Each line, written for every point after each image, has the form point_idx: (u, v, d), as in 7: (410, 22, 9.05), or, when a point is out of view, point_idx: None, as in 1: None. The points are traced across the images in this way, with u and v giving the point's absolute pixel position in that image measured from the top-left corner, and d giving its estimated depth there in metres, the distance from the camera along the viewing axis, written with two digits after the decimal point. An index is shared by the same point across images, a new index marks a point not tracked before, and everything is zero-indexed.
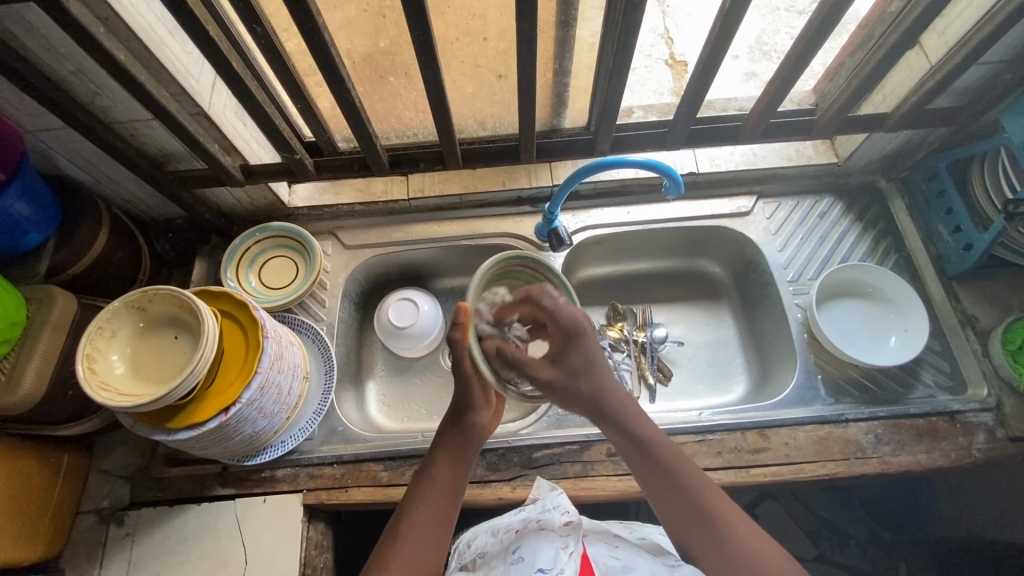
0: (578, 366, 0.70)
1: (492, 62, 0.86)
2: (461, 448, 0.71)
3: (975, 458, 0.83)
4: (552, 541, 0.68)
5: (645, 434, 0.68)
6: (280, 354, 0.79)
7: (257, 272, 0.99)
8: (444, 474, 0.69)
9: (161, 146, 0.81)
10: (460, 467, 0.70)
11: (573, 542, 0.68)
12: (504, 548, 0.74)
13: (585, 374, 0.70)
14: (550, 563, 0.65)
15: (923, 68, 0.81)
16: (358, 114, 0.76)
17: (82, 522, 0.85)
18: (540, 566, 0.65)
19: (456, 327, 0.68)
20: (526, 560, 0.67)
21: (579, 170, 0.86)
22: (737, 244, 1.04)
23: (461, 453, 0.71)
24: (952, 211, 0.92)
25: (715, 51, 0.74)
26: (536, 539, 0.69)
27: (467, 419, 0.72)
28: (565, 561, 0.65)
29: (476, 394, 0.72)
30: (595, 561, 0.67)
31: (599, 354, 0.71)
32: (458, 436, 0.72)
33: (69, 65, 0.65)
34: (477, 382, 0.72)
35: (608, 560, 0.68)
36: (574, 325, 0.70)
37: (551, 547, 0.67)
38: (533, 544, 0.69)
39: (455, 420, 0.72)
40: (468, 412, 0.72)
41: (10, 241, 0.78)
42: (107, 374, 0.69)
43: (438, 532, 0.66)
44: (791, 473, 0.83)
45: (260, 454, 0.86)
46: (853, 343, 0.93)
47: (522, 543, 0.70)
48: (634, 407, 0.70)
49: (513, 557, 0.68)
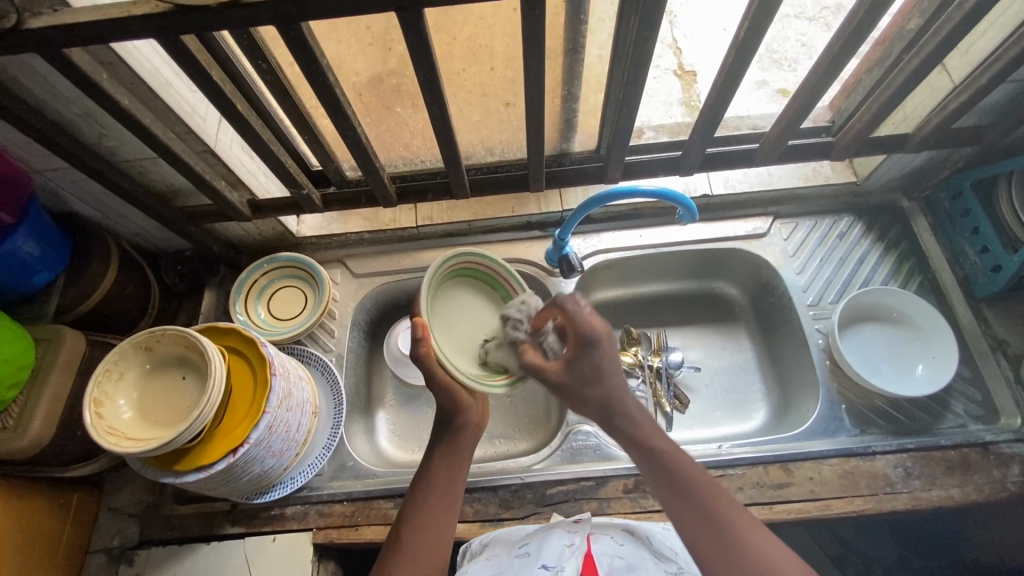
0: (588, 373, 0.66)
1: (499, 90, 0.85)
2: (456, 450, 0.69)
3: (1010, 492, 0.79)
4: (558, 538, 0.68)
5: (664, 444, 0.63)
6: (288, 390, 0.78)
7: (266, 303, 0.98)
8: (442, 480, 0.66)
9: (169, 182, 0.81)
10: (457, 471, 0.67)
11: (578, 540, 0.67)
12: (512, 543, 0.71)
13: (601, 383, 0.66)
14: (553, 559, 0.63)
15: (945, 87, 0.79)
16: (364, 148, 0.75)
17: (92, 562, 0.84)
18: (544, 561, 0.63)
19: (418, 343, 0.65)
20: (531, 553, 0.66)
21: (589, 200, 0.84)
22: (753, 266, 1.01)
23: (457, 457, 0.69)
24: (979, 230, 0.88)
25: (730, 76, 0.72)
26: (544, 535, 0.70)
27: (456, 421, 0.70)
28: (569, 556, 0.63)
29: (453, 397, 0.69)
30: (598, 557, 0.64)
31: (617, 366, 0.66)
32: (449, 442, 0.69)
33: (75, 108, 0.65)
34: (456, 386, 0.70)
35: (612, 559, 0.64)
36: (593, 336, 0.66)
37: (557, 543, 0.66)
38: (540, 540, 0.69)
39: (444, 422, 0.70)
40: (453, 415, 0.70)
41: (18, 281, 0.77)
42: (114, 418, 0.68)
43: (441, 530, 0.63)
44: (816, 509, 0.80)
45: (271, 492, 0.84)
46: (878, 368, 0.90)
47: (531, 541, 0.70)
48: (653, 424, 0.66)
49: (519, 552, 0.68)
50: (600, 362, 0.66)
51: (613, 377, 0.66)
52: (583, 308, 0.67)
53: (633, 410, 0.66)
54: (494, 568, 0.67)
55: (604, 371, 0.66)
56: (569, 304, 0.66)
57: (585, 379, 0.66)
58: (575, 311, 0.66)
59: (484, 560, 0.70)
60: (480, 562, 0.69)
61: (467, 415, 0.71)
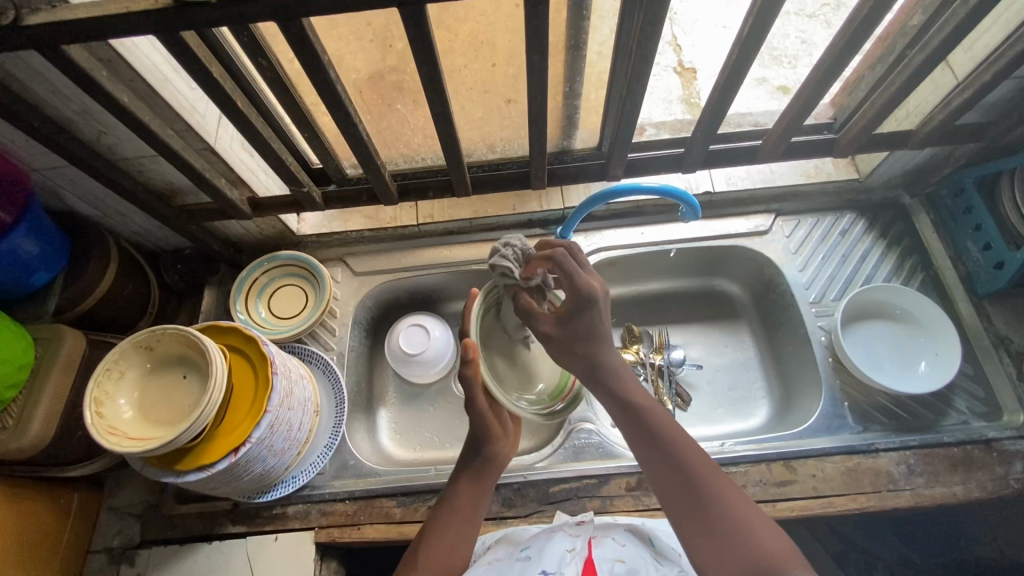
0: (582, 332, 0.65)
1: (501, 87, 0.84)
2: (485, 473, 0.70)
3: (1013, 489, 0.79)
4: (561, 543, 0.68)
5: (658, 418, 0.64)
6: (289, 389, 0.77)
7: (266, 302, 0.98)
8: (465, 499, 0.68)
9: (168, 180, 0.81)
10: (483, 491, 0.69)
11: (580, 544, 0.67)
12: (515, 547, 0.70)
13: (591, 343, 0.65)
14: (554, 565, 0.63)
15: (949, 84, 0.78)
16: (365, 146, 0.75)
17: (93, 562, 0.84)
18: (545, 568, 0.63)
19: (467, 365, 0.64)
20: (532, 559, 0.65)
21: (592, 197, 0.84)
22: (756, 263, 1.01)
23: (483, 482, 0.70)
24: (981, 227, 0.88)
25: (734, 71, 0.72)
26: (547, 540, 0.69)
27: (487, 450, 0.69)
28: (569, 561, 0.63)
29: (490, 425, 0.69)
30: (599, 562, 0.62)
31: (608, 328, 0.66)
32: (479, 469, 0.69)
33: (74, 105, 0.65)
34: (489, 415, 0.69)
35: (613, 564, 0.62)
36: (588, 294, 0.65)
37: (558, 548, 0.66)
38: (542, 544, 0.68)
39: (475, 449, 0.70)
40: (486, 444, 0.69)
41: (18, 281, 0.77)
42: (114, 418, 0.68)
43: (463, 542, 0.66)
44: (819, 507, 0.80)
45: (273, 491, 0.84)
46: (880, 366, 0.90)
47: (532, 544, 0.69)
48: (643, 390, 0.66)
49: (520, 555, 0.67)
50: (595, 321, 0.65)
51: (608, 343, 0.66)
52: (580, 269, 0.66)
53: (621, 373, 0.66)
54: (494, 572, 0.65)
55: (597, 331, 0.65)
56: (565, 261, 0.66)
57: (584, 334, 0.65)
58: (569, 267, 0.66)
59: (484, 564, 0.68)
60: (480, 565, 0.68)
61: (497, 444, 0.70)
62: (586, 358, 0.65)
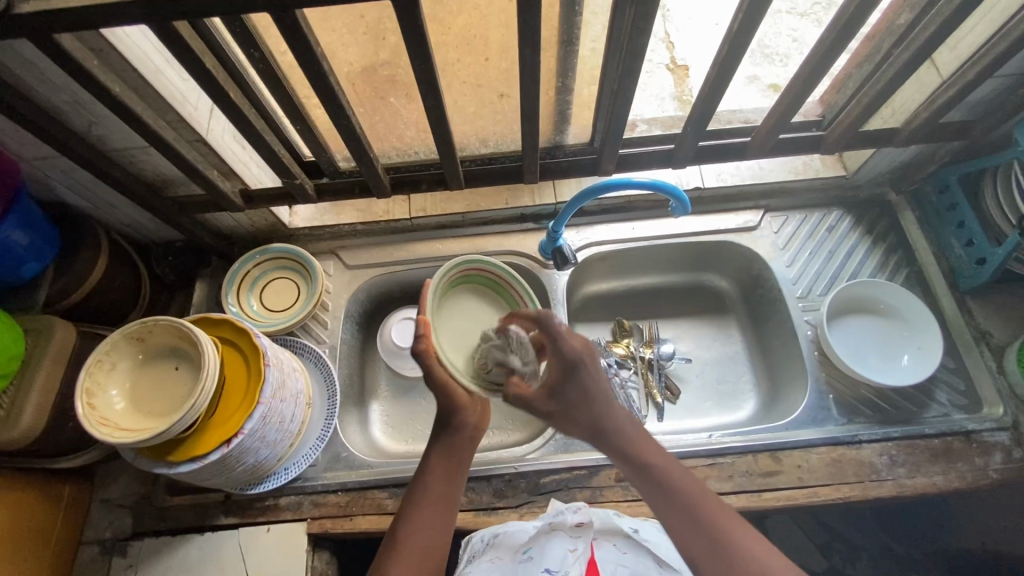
0: (576, 400, 0.63)
1: (494, 81, 0.85)
2: (456, 451, 0.67)
3: (991, 479, 0.82)
4: (561, 542, 0.68)
5: (660, 462, 0.62)
6: (282, 381, 0.78)
7: (258, 295, 0.98)
8: (438, 479, 0.65)
9: (159, 171, 0.81)
10: (456, 472, 0.66)
11: (581, 544, 0.67)
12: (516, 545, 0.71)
13: (590, 403, 0.63)
14: (557, 564, 0.63)
15: (934, 83, 0.80)
16: (358, 138, 0.75)
17: (85, 553, 0.84)
18: (549, 567, 0.64)
19: (417, 339, 0.64)
20: (534, 558, 0.66)
21: (583, 192, 0.85)
22: (745, 259, 1.02)
23: (453, 459, 0.67)
24: (965, 223, 0.90)
25: (724, 67, 0.72)
26: (547, 538, 0.69)
27: (453, 420, 0.67)
28: (572, 562, 0.64)
29: (457, 395, 0.67)
30: (602, 564, 0.65)
31: (605, 388, 0.65)
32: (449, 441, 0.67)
33: (64, 95, 0.64)
34: (452, 381, 0.66)
35: (615, 568, 0.65)
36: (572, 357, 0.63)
37: (561, 548, 0.66)
38: (545, 543, 0.68)
39: (442, 423, 0.67)
40: (450, 414, 0.66)
41: (8, 271, 0.77)
42: (106, 409, 0.68)
43: (439, 531, 0.63)
44: (804, 496, 0.82)
45: (265, 482, 0.85)
46: (865, 360, 0.91)
47: (534, 543, 0.69)
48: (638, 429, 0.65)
49: (522, 555, 0.68)
50: (583, 384, 0.63)
51: (600, 396, 0.64)
52: (562, 326, 0.65)
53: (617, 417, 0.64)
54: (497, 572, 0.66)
55: (592, 391, 0.64)
56: (548, 323, 0.64)
57: (579, 398, 0.63)
58: (553, 331, 0.64)
59: (487, 563, 0.69)
60: (483, 565, 0.69)
61: (463, 415, 0.67)
62: (588, 423, 0.64)
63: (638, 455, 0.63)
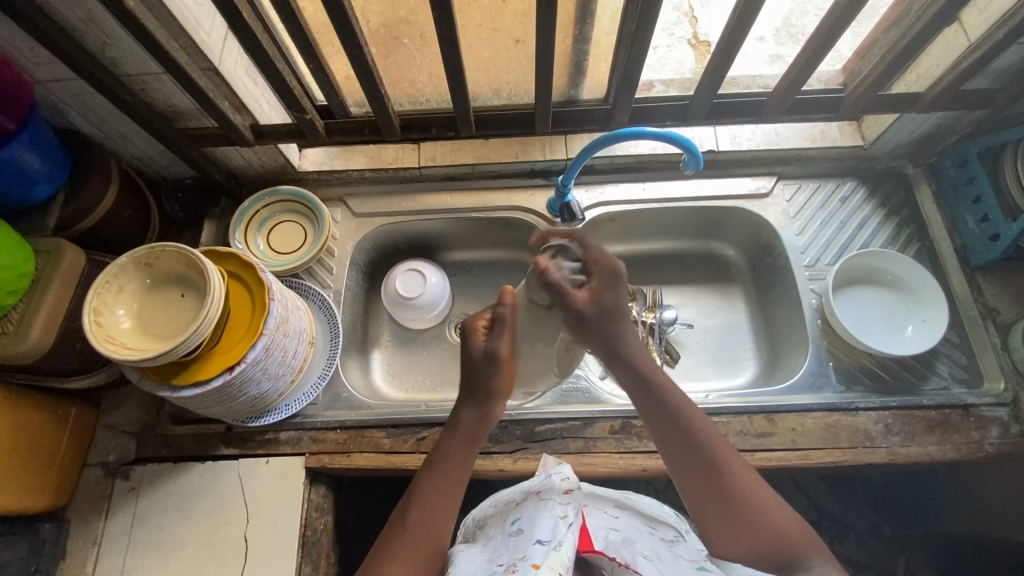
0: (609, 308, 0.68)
1: (510, 25, 0.83)
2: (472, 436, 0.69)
3: (986, 453, 0.81)
4: (552, 511, 0.63)
5: (682, 407, 0.66)
6: (286, 316, 0.78)
7: (266, 235, 0.99)
8: (455, 464, 0.67)
9: (171, 102, 0.80)
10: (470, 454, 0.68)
11: (572, 512, 0.62)
12: (506, 520, 0.68)
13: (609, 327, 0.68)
14: (548, 534, 0.59)
15: (961, 46, 0.78)
16: (371, 74, 0.74)
17: (89, 475, 0.87)
18: (540, 538, 0.59)
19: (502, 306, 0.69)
20: (525, 531, 0.62)
21: (595, 142, 0.83)
22: (754, 226, 1.01)
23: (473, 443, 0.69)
24: (981, 199, 0.88)
25: (743, 17, 0.70)
26: (537, 509, 0.65)
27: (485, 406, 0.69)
28: (564, 532, 0.59)
29: (484, 381, 0.69)
30: (594, 532, 0.64)
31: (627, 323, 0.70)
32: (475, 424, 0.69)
33: (78, 12, 0.64)
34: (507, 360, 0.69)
35: (608, 533, 0.65)
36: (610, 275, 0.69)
37: (550, 517, 0.62)
38: (533, 514, 0.65)
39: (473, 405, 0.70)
40: (486, 401, 0.69)
41: (20, 193, 0.77)
42: (112, 328, 0.69)
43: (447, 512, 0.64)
44: (796, 458, 0.82)
45: (266, 416, 0.86)
46: (868, 330, 0.91)
47: (523, 514, 0.66)
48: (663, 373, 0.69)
49: (512, 529, 0.64)
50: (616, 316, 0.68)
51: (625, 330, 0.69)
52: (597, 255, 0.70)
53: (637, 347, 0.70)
54: (490, 551, 0.64)
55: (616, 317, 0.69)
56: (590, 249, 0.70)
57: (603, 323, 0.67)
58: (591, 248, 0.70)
59: (479, 544, 0.67)
60: (476, 544, 0.67)
61: (496, 405, 0.70)
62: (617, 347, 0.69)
63: (664, 402, 0.66)
